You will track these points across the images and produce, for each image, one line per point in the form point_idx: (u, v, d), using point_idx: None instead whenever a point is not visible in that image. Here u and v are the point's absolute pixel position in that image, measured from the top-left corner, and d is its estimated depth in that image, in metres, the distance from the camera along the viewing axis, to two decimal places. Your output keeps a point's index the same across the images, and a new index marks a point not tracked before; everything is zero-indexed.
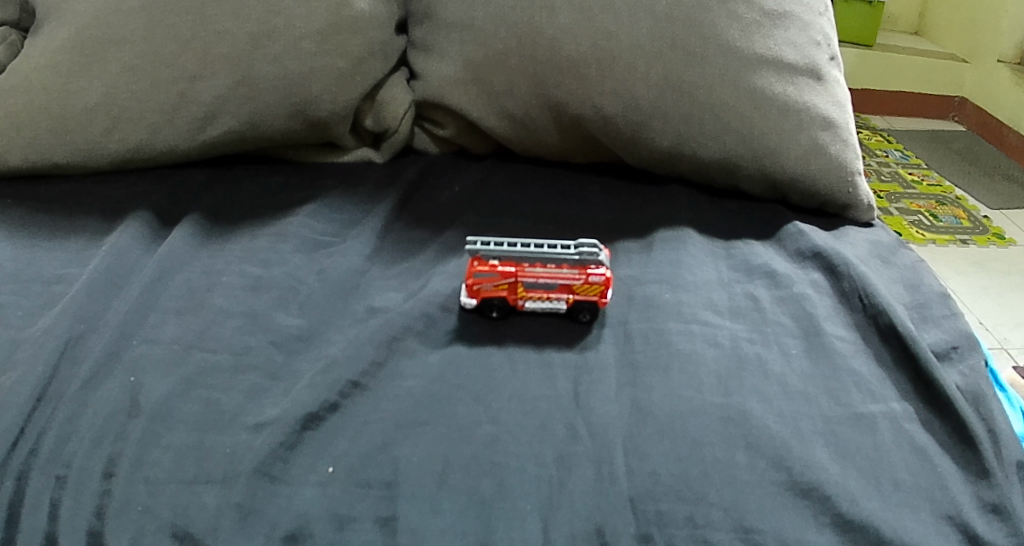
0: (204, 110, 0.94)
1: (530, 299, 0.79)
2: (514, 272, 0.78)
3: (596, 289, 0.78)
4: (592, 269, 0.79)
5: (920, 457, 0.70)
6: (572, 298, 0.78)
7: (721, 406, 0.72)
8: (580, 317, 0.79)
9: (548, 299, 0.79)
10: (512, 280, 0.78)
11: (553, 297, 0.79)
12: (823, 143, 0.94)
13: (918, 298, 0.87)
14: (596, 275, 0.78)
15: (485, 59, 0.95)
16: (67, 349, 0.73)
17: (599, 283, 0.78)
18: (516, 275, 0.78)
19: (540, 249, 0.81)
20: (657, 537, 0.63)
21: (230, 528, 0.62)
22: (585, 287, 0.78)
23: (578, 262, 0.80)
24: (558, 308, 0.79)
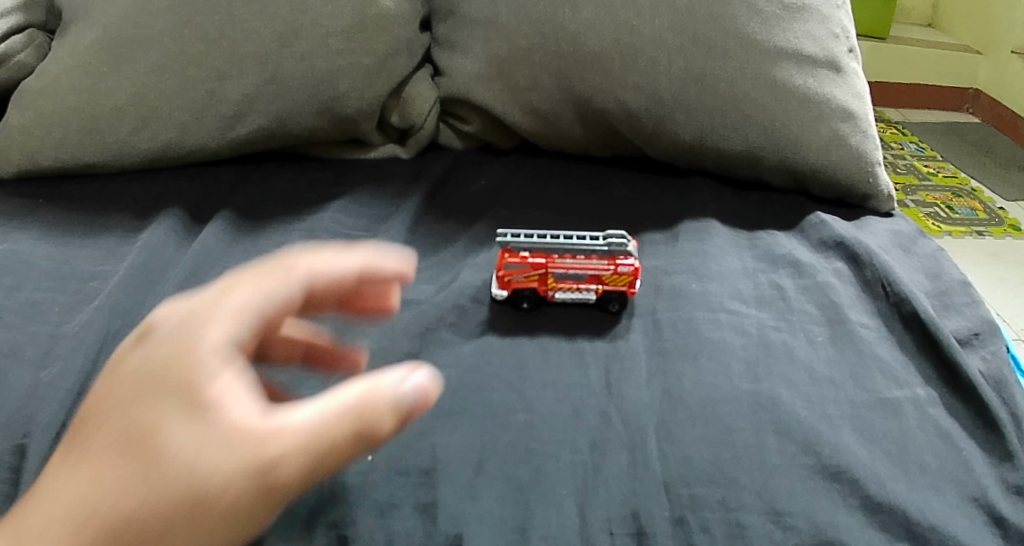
0: (233, 109, 0.96)
1: (559, 291, 0.81)
2: (545, 263, 0.80)
3: (624, 279, 0.80)
4: (621, 260, 0.81)
5: (945, 441, 0.72)
6: (602, 288, 0.80)
7: (750, 393, 0.73)
8: (609, 307, 0.80)
9: (578, 290, 0.81)
10: (542, 271, 0.80)
11: (583, 287, 0.81)
12: (843, 134, 0.95)
13: (939, 286, 0.88)
14: (625, 266, 0.80)
15: (510, 55, 0.97)
16: (106, 344, 0.75)
17: (626, 273, 0.80)
18: (546, 266, 0.80)
19: (570, 241, 0.83)
20: (691, 519, 0.65)
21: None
22: (613, 277, 0.79)
23: (607, 253, 0.82)
24: (587, 298, 0.81)
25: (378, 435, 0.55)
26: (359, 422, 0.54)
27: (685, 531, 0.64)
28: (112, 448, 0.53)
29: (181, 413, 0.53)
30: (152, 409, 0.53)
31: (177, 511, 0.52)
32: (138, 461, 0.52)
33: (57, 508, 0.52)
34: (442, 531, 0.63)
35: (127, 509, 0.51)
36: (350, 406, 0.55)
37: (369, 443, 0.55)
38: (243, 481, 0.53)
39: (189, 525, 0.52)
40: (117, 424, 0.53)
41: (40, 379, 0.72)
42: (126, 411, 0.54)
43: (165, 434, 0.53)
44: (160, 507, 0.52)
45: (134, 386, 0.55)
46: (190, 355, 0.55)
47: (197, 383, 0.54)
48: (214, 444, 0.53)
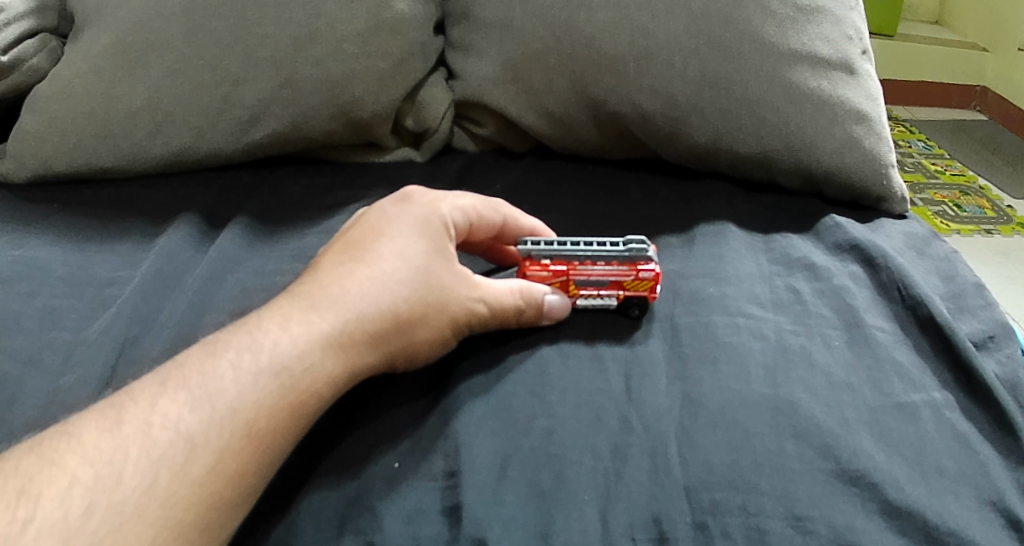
0: (248, 113, 0.96)
1: (580, 297, 0.81)
2: (565, 270, 0.79)
3: (646, 285, 0.80)
4: (642, 265, 0.80)
5: (962, 445, 0.72)
6: (622, 294, 0.80)
7: (769, 397, 0.73)
8: (629, 312, 0.81)
9: (599, 296, 0.80)
10: (563, 278, 0.80)
11: (603, 293, 0.80)
12: (857, 137, 0.96)
13: (953, 289, 0.88)
14: (646, 272, 0.79)
15: (525, 59, 0.97)
16: (125, 350, 0.75)
17: (648, 279, 0.80)
18: (568, 274, 0.79)
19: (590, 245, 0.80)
20: (712, 525, 0.65)
21: (298, 522, 0.65)
22: (634, 284, 0.79)
23: (627, 258, 0.80)
24: (607, 303, 0.81)
25: (527, 312, 0.76)
26: (531, 301, 0.76)
27: (706, 535, 0.65)
28: (368, 287, 0.67)
29: (432, 248, 0.70)
30: (402, 233, 0.70)
31: (389, 347, 0.68)
32: (399, 260, 0.69)
33: (320, 327, 0.65)
34: (466, 537, 0.64)
35: (367, 330, 0.66)
36: (525, 289, 0.75)
37: (515, 323, 0.76)
38: (448, 318, 0.70)
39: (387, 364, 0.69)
40: (374, 255, 0.69)
41: (59, 386, 0.72)
42: (384, 244, 0.70)
43: (412, 259, 0.69)
44: (385, 333, 0.67)
45: (391, 230, 0.71)
46: (430, 211, 0.73)
47: (418, 238, 0.70)
48: (438, 300, 0.69)
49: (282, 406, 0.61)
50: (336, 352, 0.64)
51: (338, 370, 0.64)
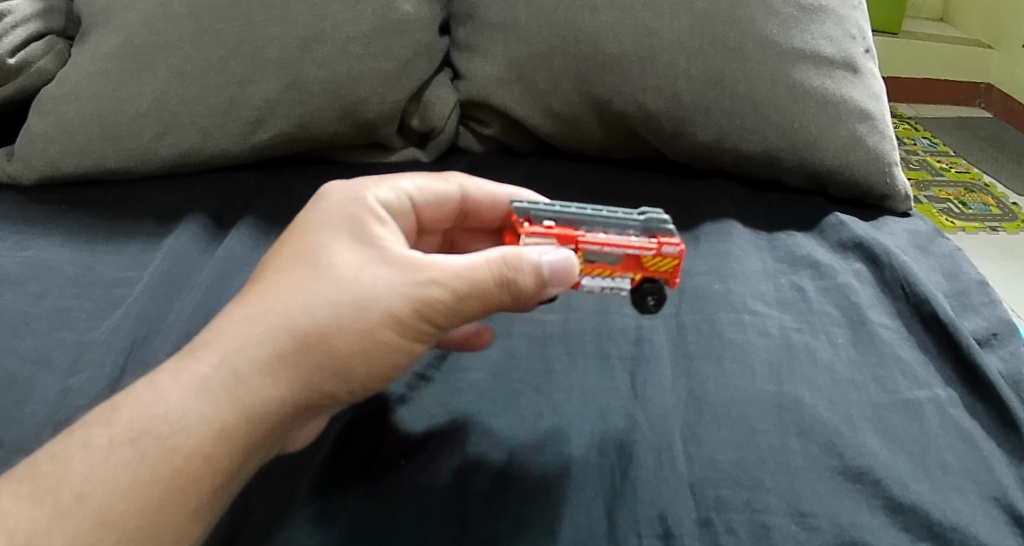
0: (255, 114, 0.97)
1: (588, 275, 0.69)
2: (577, 238, 0.66)
3: (669, 264, 0.68)
4: (664, 240, 0.68)
5: (966, 441, 0.72)
6: (640, 274, 0.69)
7: (773, 395, 0.74)
8: (645, 300, 0.71)
9: (611, 276, 0.70)
10: (572, 247, 0.67)
11: (616, 275, 0.69)
12: (860, 135, 0.96)
13: (957, 286, 0.89)
14: (669, 248, 0.68)
15: (530, 59, 0.98)
16: (134, 350, 0.76)
17: (672, 258, 0.68)
18: (578, 242, 0.66)
19: (605, 214, 0.68)
20: (717, 521, 0.66)
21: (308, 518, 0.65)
22: (656, 261, 0.68)
23: (645, 229, 0.68)
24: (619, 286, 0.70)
25: (500, 286, 0.63)
26: (498, 272, 0.63)
27: (711, 532, 0.65)
28: (271, 305, 0.61)
29: (344, 241, 0.64)
30: (318, 239, 0.64)
31: (308, 361, 0.60)
32: (303, 272, 0.62)
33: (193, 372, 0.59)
34: (474, 533, 0.64)
35: (271, 351, 0.60)
36: (486, 261, 0.63)
37: (497, 302, 0.64)
38: (377, 314, 0.61)
39: (328, 378, 0.61)
40: (286, 270, 0.63)
41: (68, 386, 0.73)
42: (290, 252, 0.64)
43: (318, 269, 0.62)
44: (293, 353, 0.60)
45: (299, 232, 0.65)
46: (356, 207, 0.66)
47: (333, 242, 0.64)
48: (351, 301, 0.61)
49: (144, 480, 0.56)
50: (212, 400, 0.58)
51: (243, 401, 0.59)
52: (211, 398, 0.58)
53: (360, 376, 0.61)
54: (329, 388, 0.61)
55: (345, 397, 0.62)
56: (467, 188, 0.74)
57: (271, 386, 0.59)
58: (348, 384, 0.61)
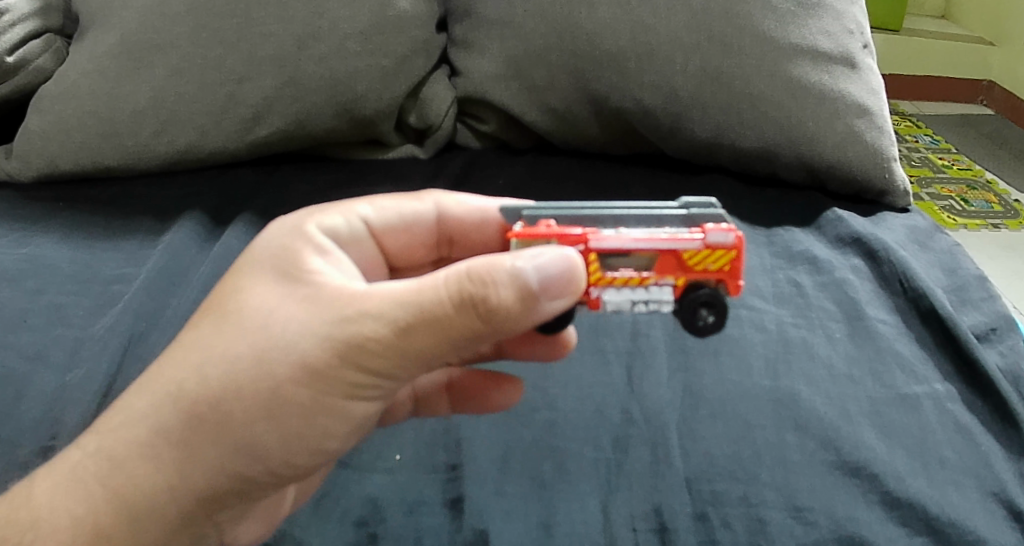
0: (252, 111, 0.97)
1: (612, 286, 0.57)
2: (585, 234, 0.56)
3: (724, 258, 0.57)
4: (706, 230, 0.56)
5: (964, 436, 0.72)
6: (683, 277, 0.57)
7: (770, 390, 0.74)
8: (698, 314, 0.58)
9: (644, 286, 0.57)
10: (581, 246, 0.56)
11: (652, 283, 0.57)
12: (859, 130, 0.96)
13: (956, 281, 0.89)
14: (715, 237, 0.56)
15: (527, 55, 0.98)
16: (131, 346, 0.76)
17: (726, 248, 0.56)
18: (588, 240, 0.56)
19: (630, 209, 0.58)
20: (713, 516, 0.65)
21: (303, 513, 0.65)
22: (702, 256, 0.56)
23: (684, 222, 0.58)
24: (660, 298, 0.57)
25: (456, 308, 0.53)
26: (455, 290, 0.53)
27: (707, 526, 0.65)
28: (172, 371, 0.57)
29: (270, 281, 0.58)
30: (242, 281, 0.58)
31: (209, 436, 0.55)
32: (214, 325, 0.57)
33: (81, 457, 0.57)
34: (469, 527, 0.64)
35: (170, 426, 0.56)
36: (440, 282, 0.53)
37: (458, 330, 0.53)
38: (290, 367, 0.54)
39: (238, 455, 0.56)
40: (204, 322, 0.58)
41: (65, 382, 0.73)
42: (209, 303, 0.59)
43: (232, 321, 0.56)
44: (178, 431, 0.56)
45: (230, 274, 0.60)
46: (291, 238, 0.60)
47: (257, 285, 0.58)
48: (253, 363, 0.55)
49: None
50: (96, 487, 0.56)
51: (131, 483, 0.56)
52: (120, 469, 0.56)
53: (282, 445, 0.56)
54: (243, 466, 0.56)
55: (280, 463, 0.57)
56: (443, 204, 0.67)
57: (169, 468, 0.56)
58: (269, 460, 0.56)
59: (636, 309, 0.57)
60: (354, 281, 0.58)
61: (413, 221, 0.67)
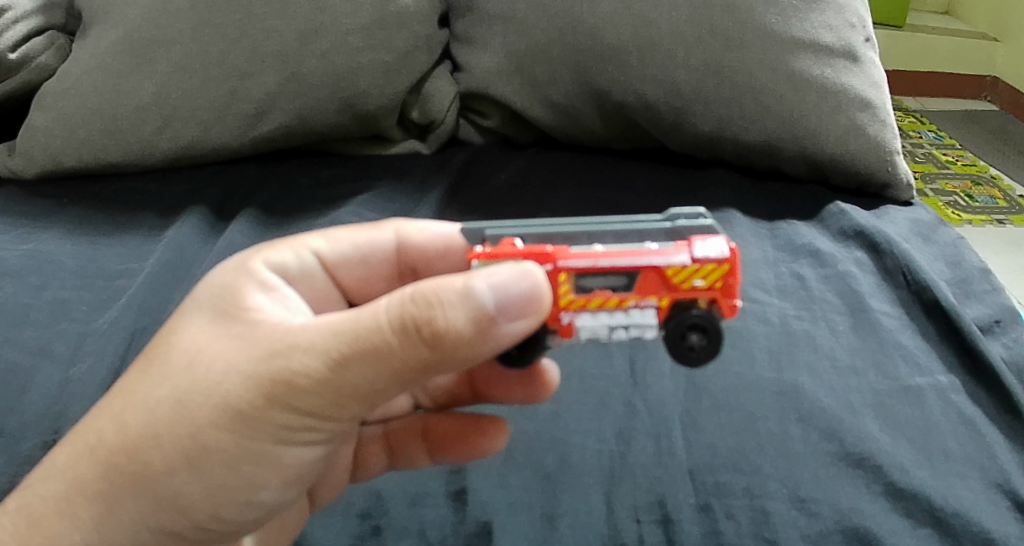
0: (255, 107, 0.97)
1: (588, 310, 0.54)
2: (552, 253, 0.53)
3: (715, 272, 0.53)
4: (693, 245, 0.53)
5: (967, 427, 0.72)
6: (669, 297, 0.53)
7: (773, 382, 0.74)
8: (687, 338, 0.54)
9: (624, 309, 0.53)
10: (549, 266, 0.53)
11: (633, 304, 0.53)
12: (861, 123, 0.96)
13: (959, 274, 0.89)
14: (702, 252, 0.53)
15: (529, 50, 0.98)
16: (134, 340, 0.76)
17: (718, 262, 0.53)
18: (557, 259, 0.52)
19: (607, 223, 0.55)
20: (717, 507, 0.65)
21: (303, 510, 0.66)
22: (689, 273, 0.53)
23: (670, 234, 0.55)
24: (643, 320, 0.53)
25: (397, 335, 0.50)
26: (395, 316, 0.50)
27: (711, 518, 0.65)
28: (95, 421, 0.56)
29: (206, 318, 0.56)
30: (179, 321, 0.57)
31: (127, 488, 0.54)
32: (142, 368, 0.57)
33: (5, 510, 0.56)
34: (472, 518, 0.65)
35: (88, 478, 0.55)
36: (381, 307, 0.51)
37: (401, 359, 0.51)
38: (215, 410, 0.53)
39: (160, 509, 0.55)
40: (137, 366, 0.57)
41: (68, 376, 0.73)
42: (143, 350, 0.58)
43: (158, 366, 0.56)
44: (95, 480, 0.55)
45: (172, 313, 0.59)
46: (233, 273, 0.58)
47: (195, 322, 0.56)
48: (172, 411, 0.54)
49: None
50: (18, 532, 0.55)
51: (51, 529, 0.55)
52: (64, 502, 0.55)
53: (206, 497, 0.55)
54: (166, 520, 0.56)
55: (206, 516, 0.56)
56: (403, 232, 0.64)
57: (89, 524, 0.55)
58: (193, 514, 0.56)
59: (615, 335, 0.54)
60: (294, 316, 0.56)
61: (370, 252, 0.65)
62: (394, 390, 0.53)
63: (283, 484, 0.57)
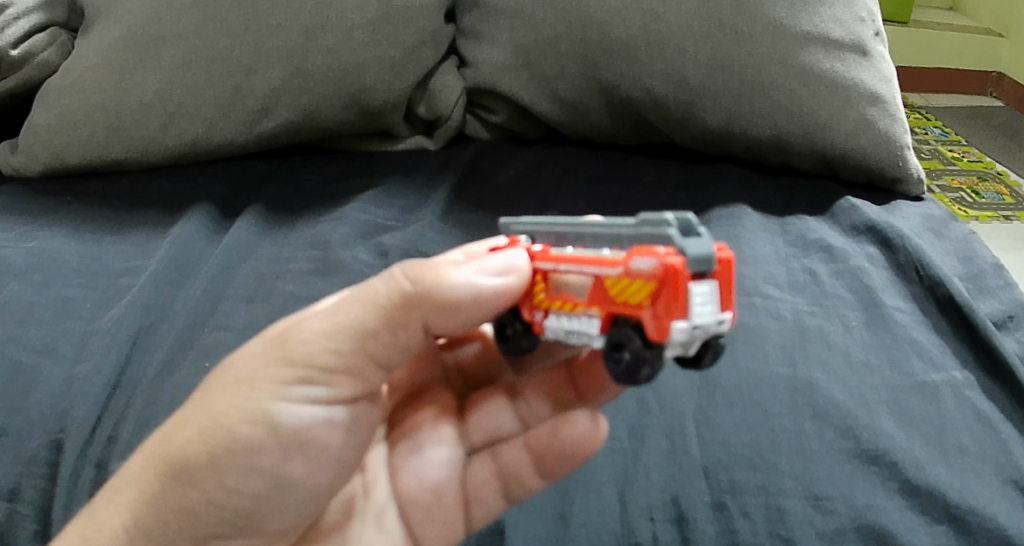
0: (260, 103, 0.96)
1: (553, 312, 0.57)
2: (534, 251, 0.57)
3: (643, 288, 0.50)
4: (639, 256, 0.50)
5: (983, 423, 0.71)
6: (608, 309, 0.53)
7: (787, 378, 0.73)
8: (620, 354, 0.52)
9: (576, 314, 0.55)
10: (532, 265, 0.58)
11: (582, 312, 0.54)
12: (871, 118, 0.95)
13: (973, 270, 0.88)
14: (640, 264, 0.50)
15: (537, 45, 0.97)
16: (139, 338, 0.75)
17: (645, 278, 0.49)
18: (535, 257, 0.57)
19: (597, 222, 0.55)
20: (731, 505, 0.65)
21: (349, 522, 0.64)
22: (622, 286, 0.51)
23: (635, 239, 0.52)
24: (587, 328, 0.54)
25: (382, 281, 0.55)
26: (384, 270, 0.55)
27: (726, 516, 0.64)
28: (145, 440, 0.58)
29: None
30: None
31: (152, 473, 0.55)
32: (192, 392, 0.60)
33: None
34: None
35: (127, 470, 0.56)
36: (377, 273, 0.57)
37: (383, 301, 0.54)
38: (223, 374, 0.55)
39: (176, 486, 0.54)
40: None
41: (73, 375, 0.72)
42: None
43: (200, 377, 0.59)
44: (131, 470, 0.56)
45: None
46: None
47: None
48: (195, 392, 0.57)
49: None
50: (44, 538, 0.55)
51: None
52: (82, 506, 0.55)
53: (213, 468, 0.54)
54: (181, 497, 0.55)
55: (215, 488, 0.55)
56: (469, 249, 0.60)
57: None
58: (201, 484, 0.54)
59: (572, 338, 0.56)
60: None
61: None
62: (386, 332, 0.55)
63: (285, 451, 0.55)
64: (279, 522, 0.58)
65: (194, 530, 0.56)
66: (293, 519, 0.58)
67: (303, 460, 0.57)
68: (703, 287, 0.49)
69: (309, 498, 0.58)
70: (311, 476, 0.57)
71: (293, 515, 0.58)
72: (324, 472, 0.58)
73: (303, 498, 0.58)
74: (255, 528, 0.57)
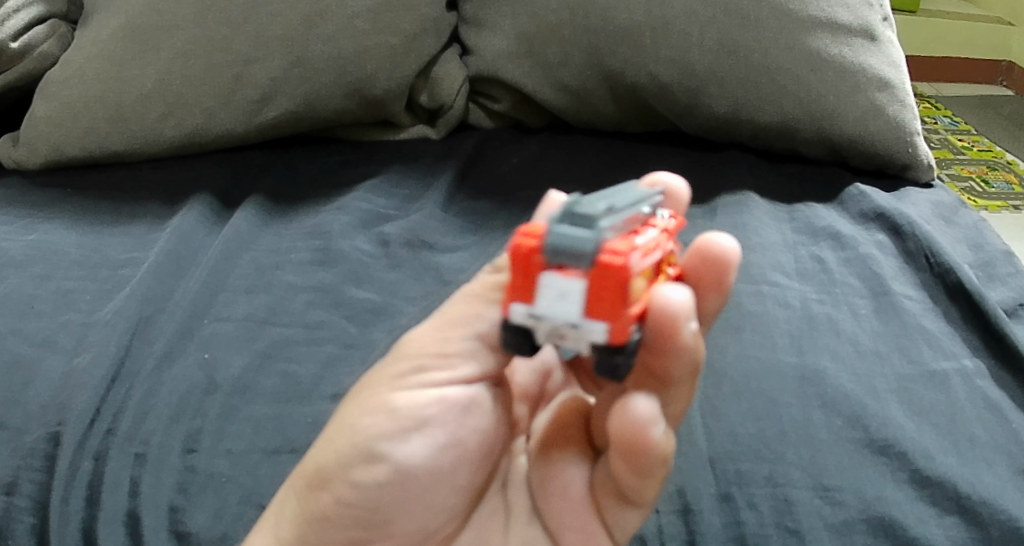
0: (259, 92, 0.95)
1: None
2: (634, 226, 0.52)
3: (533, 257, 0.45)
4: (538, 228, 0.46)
5: (994, 413, 0.69)
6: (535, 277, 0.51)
7: (796, 367, 0.71)
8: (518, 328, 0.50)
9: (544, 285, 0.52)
10: None
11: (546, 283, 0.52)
12: (880, 104, 0.94)
13: (983, 257, 0.86)
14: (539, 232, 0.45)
15: (540, 32, 0.96)
16: (138, 330, 0.74)
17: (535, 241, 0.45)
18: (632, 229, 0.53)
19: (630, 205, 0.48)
20: (738, 496, 0.63)
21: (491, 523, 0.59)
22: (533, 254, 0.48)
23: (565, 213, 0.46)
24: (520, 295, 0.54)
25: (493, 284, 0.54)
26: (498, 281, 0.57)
27: (732, 508, 0.63)
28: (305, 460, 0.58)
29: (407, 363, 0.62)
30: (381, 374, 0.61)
31: (304, 488, 0.55)
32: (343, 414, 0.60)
33: None
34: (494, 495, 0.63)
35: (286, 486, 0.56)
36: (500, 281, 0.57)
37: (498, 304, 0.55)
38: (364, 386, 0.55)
39: (321, 493, 0.54)
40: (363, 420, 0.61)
41: (72, 366, 0.72)
42: None
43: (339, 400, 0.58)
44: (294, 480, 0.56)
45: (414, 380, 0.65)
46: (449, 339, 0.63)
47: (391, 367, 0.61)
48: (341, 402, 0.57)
49: None
50: None
51: None
52: None
53: (335, 462, 0.53)
54: (332, 507, 0.54)
55: (342, 485, 0.53)
56: None
57: None
58: (331, 486, 0.53)
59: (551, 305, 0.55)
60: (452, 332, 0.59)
61: None
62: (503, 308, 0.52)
63: (402, 436, 0.52)
64: (411, 522, 0.55)
65: (330, 534, 0.55)
66: (431, 515, 0.55)
67: (423, 442, 0.52)
68: (560, 284, 0.44)
69: (440, 492, 0.54)
70: (431, 462, 0.53)
71: (425, 513, 0.55)
72: (444, 456, 0.53)
73: (431, 489, 0.54)
74: (386, 527, 0.55)
